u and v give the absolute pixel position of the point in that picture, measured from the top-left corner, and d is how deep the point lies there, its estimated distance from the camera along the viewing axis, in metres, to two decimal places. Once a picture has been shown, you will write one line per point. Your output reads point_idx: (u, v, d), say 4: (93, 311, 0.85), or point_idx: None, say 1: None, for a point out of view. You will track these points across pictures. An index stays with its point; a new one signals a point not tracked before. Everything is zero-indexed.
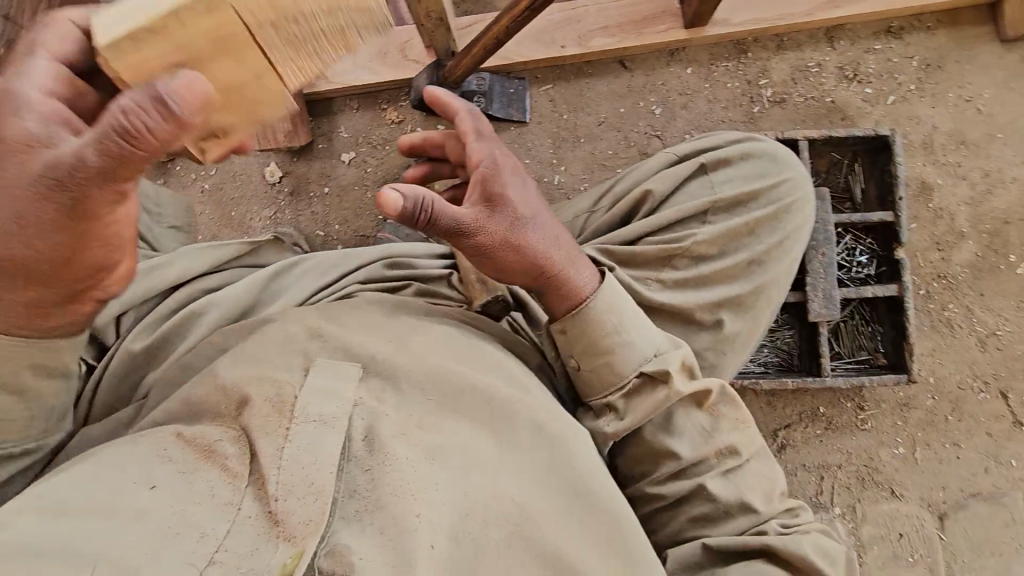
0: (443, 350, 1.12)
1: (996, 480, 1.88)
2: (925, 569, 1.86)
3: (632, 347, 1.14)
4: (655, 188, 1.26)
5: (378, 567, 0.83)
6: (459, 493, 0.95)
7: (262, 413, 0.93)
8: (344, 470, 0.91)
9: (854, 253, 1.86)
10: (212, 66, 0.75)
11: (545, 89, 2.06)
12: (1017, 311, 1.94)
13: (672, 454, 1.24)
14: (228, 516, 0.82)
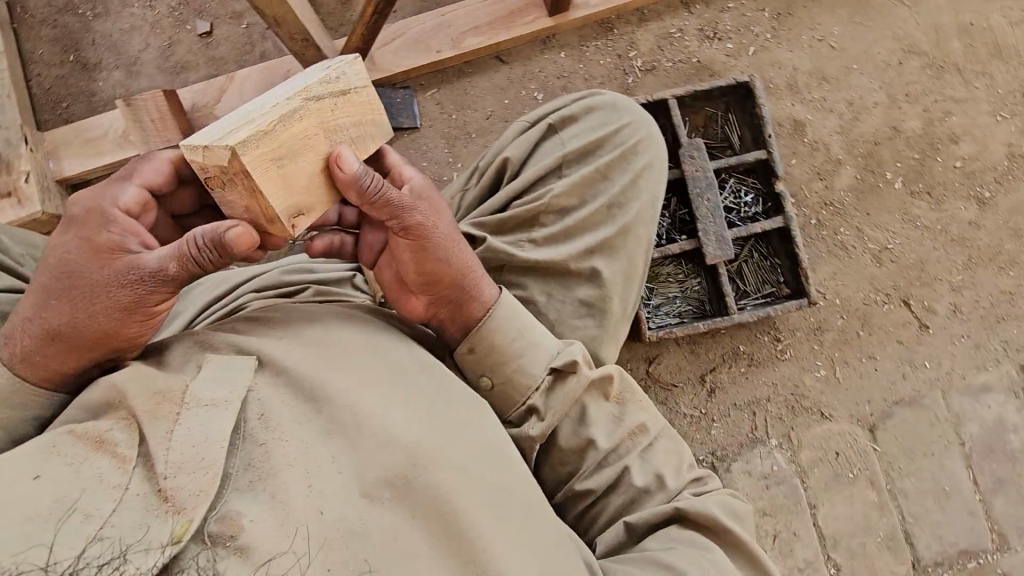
0: (339, 334, 1.11)
1: (914, 384, 1.98)
2: (866, 482, 1.93)
3: (537, 348, 1.20)
4: (511, 154, 1.31)
5: (269, 533, 0.86)
6: (360, 461, 0.96)
7: (146, 399, 0.92)
8: (238, 447, 0.92)
9: (740, 195, 1.97)
10: (300, 162, 0.99)
11: (431, 93, 2.13)
12: (903, 223, 2.06)
13: (590, 445, 1.23)
14: (114, 496, 0.83)
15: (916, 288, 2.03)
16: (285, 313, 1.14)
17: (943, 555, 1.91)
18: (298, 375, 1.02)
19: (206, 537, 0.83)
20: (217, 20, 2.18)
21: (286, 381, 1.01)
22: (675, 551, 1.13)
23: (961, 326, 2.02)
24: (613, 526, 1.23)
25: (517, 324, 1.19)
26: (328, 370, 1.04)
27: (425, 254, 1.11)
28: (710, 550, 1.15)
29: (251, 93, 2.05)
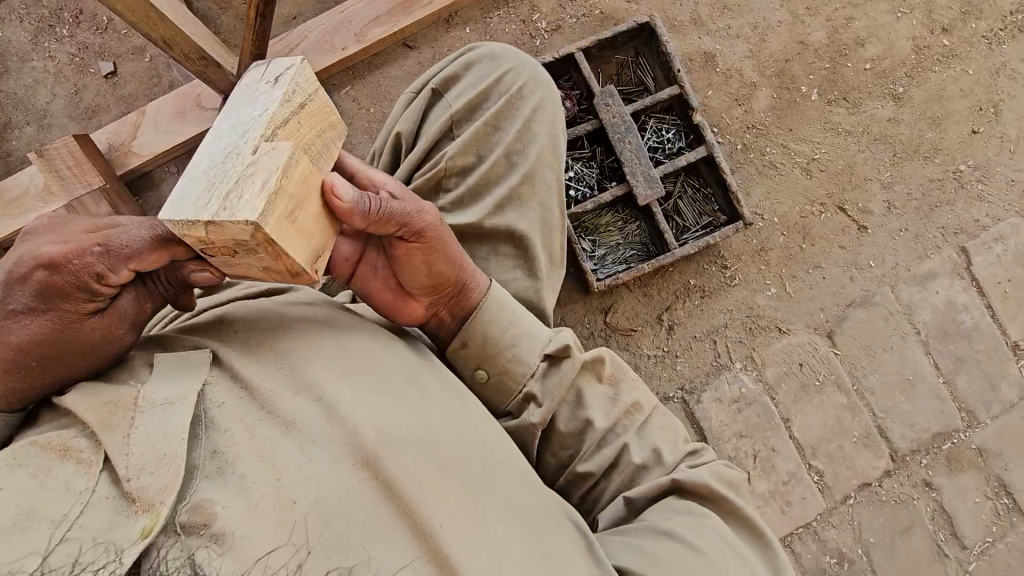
0: (293, 324, 1.05)
1: (863, 284, 2.03)
2: (833, 387, 1.98)
3: (530, 339, 1.22)
4: (403, 127, 1.40)
5: (243, 520, 0.81)
6: (332, 444, 0.91)
7: (98, 409, 0.85)
8: (200, 439, 0.87)
9: (663, 133, 2.00)
10: (306, 206, 0.93)
11: (345, 92, 2.14)
12: (826, 133, 2.10)
13: (588, 426, 1.22)
14: (80, 499, 0.77)
15: (850, 192, 2.08)
16: (240, 309, 1.08)
17: (918, 442, 1.96)
18: (255, 370, 0.97)
19: (178, 529, 0.78)
20: (119, 59, 2.16)
21: (242, 374, 0.96)
22: (674, 520, 1.13)
23: (898, 221, 2.06)
24: (613, 502, 1.22)
25: (507, 316, 1.22)
26: (286, 364, 0.99)
27: (433, 255, 1.13)
28: (710, 520, 1.14)
29: (167, 122, 2.05)
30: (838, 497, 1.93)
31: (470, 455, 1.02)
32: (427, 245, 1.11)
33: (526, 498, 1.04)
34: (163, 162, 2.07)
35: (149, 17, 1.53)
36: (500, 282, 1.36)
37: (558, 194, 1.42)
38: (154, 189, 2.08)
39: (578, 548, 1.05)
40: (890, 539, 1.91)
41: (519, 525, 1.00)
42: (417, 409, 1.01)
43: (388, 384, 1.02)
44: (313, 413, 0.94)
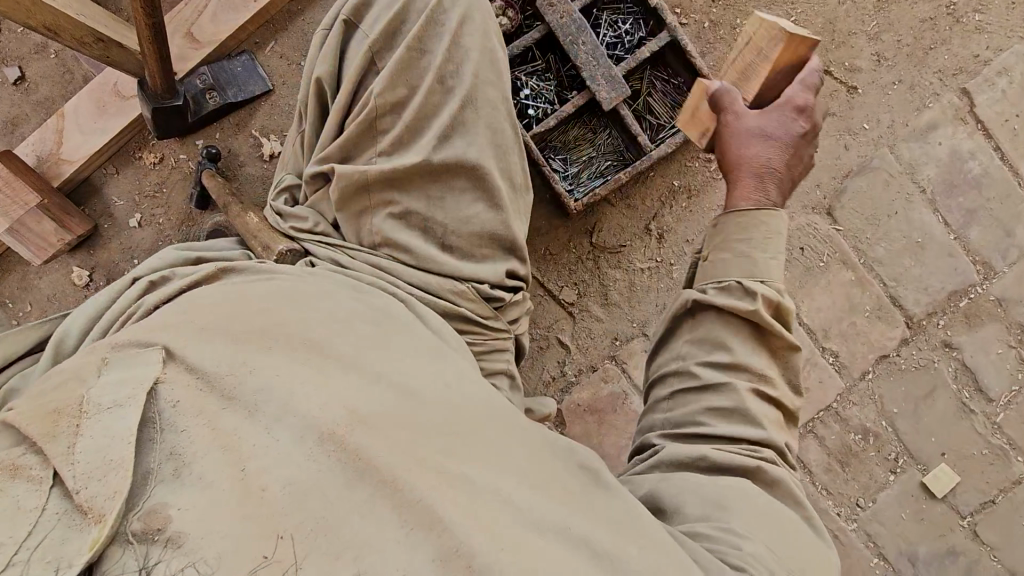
0: (249, 309, 0.97)
1: (859, 150, 1.89)
2: (839, 264, 1.89)
3: (749, 261, 1.20)
4: (322, 72, 1.32)
5: (204, 522, 0.72)
6: (298, 421, 0.82)
7: (40, 422, 0.76)
8: (153, 440, 0.77)
9: (619, 25, 1.80)
10: (696, 109, 1.34)
11: (270, 48, 1.95)
12: None
13: (730, 349, 1.18)
14: (28, 519, 0.67)
15: (833, 52, 1.89)
16: (197, 301, 1.01)
17: (933, 305, 1.89)
18: (207, 355, 0.87)
19: (130, 538, 0.68)
20: (23, 61, 1.98)
21: (195, 363, 0.86)
22: (740, 504, 1.05)
23: (889, 73, 1.89)
24: (694, 417, 1.17)
25: (746, 230, 1.21)
26: (240, 347, 0.90)
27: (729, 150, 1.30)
28: (777, 526, 1.04)
29: (90, 121, 1.90)
30: (857, 375, 1.89)
31: (461, 420, 0.93)
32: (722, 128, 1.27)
33: (525, 450, 0.96)
34: (100, 164, 1.94)
35: (20, 4, 1.35)
36: (463, 219, 1.28)
37: (506, 112, 1.32)
38: (97, 194, 1.95)
39: (589, 492, 0.97)
40: (913, 406, 1.88)
41: (521, 478, 0.91)
42: (393, 376, 0.93)
43: (359, 359, 0.94)
44: (274, 394, 0.84)
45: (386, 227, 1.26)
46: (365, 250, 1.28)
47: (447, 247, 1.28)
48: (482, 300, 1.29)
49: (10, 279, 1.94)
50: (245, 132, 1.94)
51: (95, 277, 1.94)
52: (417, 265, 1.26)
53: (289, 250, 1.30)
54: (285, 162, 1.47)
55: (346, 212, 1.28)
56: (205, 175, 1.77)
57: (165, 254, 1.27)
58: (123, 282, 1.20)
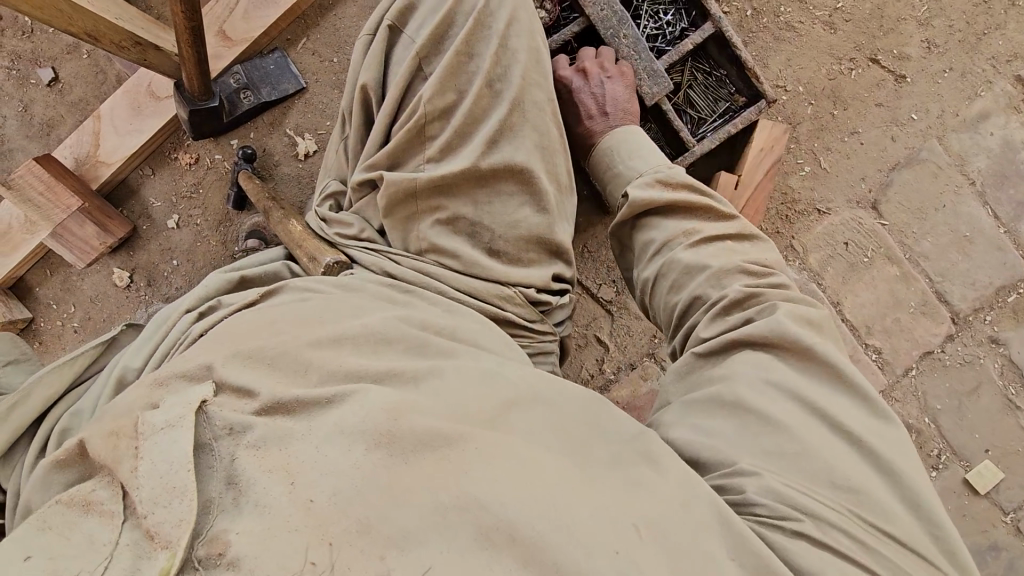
0: (277, 327, 0.98)
1: (906, 142, 1.84)
2: (884, 259, 1.85)
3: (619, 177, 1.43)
4: (366, 80, 1.31)
5: (264, 541, 0.69)
6: (348, 432, 0.80)
7: (105, 442, 0.78)
8: (207, 467, 0.76)
9: (661, 16, 1.76)
10: None
11: (303, 45, 1.93)
12: None
13: (652, 236, 1.26)
14: (103, 553, 0.68)
15: (881, 39, 1.83)
16: (239, 322, 1.02)
17: (980, 300, 1.85)
18: (256, 377, 0.87)
19: (196, 565, 0.68)
20: (56, 62, 1.97)
21: (249, 388, 0.86)
22: (743, 386, 1.00)
23: (940, 61, 1.82)
24: (683, 328, 1.18)
25: (624, 154, 1.43)
26: (283, 372, 0.90)
27: (574, 120, 1.56)
28: (797, 386, 0.98)
29: (126, 123, 1.90)
30: (900, 371, 1.86)
31: (510, 417, 0.91)
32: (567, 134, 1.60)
33: (566, 427, 0.93)
34: (137, 164, 1.94)
35: (62, 11, 1.33)
36: (512, 224, 1.26)
37: (552, 118, 1.31)
38: (135, 195, 1.96)
39: (638, 458, 0.91)
40: (956, 402, 1.86)
41: (569, 460, 0.87)
42: (432, 384, 0.92)
43: (399, 367, 0.93)
44: (325, 416, 0.83)
45: (432, 233, 1.24)
46: (412, 257, 1.25)
47: (494, 252, 1.26)
48: (529, 305, 1.28)
49: (53, 281, 1.97)
50: (280, 131, 1.93)
51: (136, 277, 1.96)
52: (463, 270, 1.23)
53: (337, 262, 1.28)
54: (328, 169, 1.48)
55: (393, 219, 1.27)
56: (243, 176, 1.76)
57: (210, 279, 1.26)
58: (170, 318, 1.19)
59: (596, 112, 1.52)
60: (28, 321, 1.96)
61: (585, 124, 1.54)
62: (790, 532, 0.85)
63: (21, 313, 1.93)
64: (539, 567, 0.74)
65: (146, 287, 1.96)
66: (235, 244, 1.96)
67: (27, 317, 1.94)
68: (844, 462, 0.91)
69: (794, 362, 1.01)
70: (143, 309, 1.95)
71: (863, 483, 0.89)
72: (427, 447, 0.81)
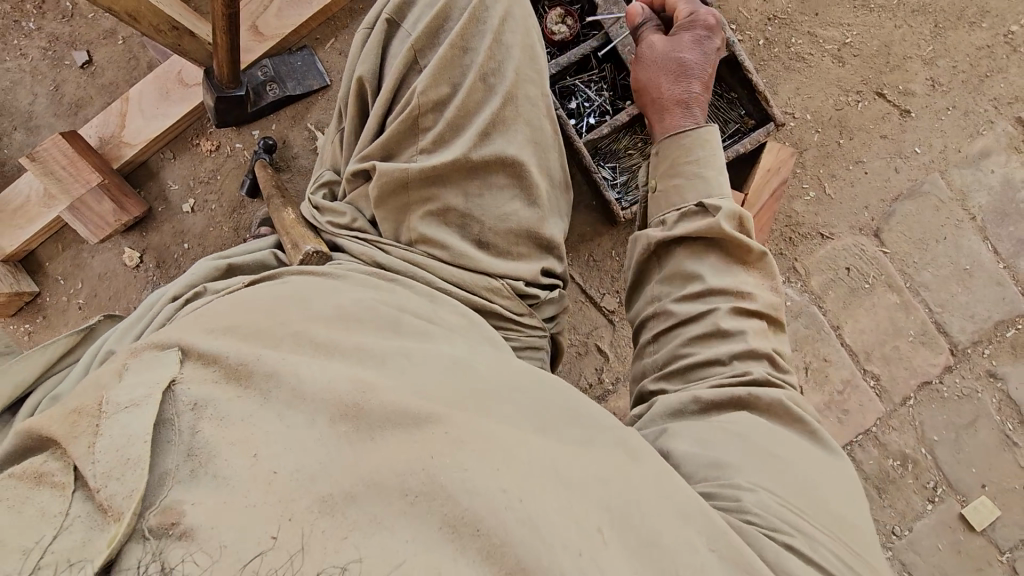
0: (245, 306, 0.93)
1: (909, 174, 1.89)
2: (885, 286, 1.88)
3: (701, 181, 1.21)
4: (361, 73, 1.26)
5: (220, 513, 0.65)
6: (311, 406, 0.77)
7: (63, 421, 0.70)
8: (163, 437, 0.70)
9: None
10: None
11: (331, 46, 2.01)
12: (858, 12, 1.91)
13: (695, 276, 1.15)
14: (53, 524, 0.62)
15: (888, 75, 1.90)
16: (215, 309, 0.95)
17: (978, 333, 1.87)
18: (216, 343, 0.82)
19: (147, 533, 0.62)
20: (92, 46, 2.04)
21: (209, 354, 0.81)
22: (746, 427, 0.98)
23: (944, 99, 1.89)
24: (686, 371, 1.10)
25: (698, 152, 1.24)
26: (245, 341, 0.85)
27: (679, 73, 1.32)
28: (785, 436, 0.99)
29: (153, 106, 1.95)
30: (897, 400, 1.86)
31: (486, 406, 0.84)
32: (659, 69, 1.34)
33: (540, 415, 0.86)
34: (158, 149, 1.99)
35: None
36: (500, 217, 1.19)
37: (546, 113, 1.27)
38: (154, 177, 2.00)
39: (618, 457, 0.84)
40: (953, 434, 1.85)
41: (548, 449, 0.81)
42: (398, 362, 0.87)
43: (368, 351, 0.88)
44: (277, 381, 0.79)
45: (423, 225, 1.16)
46: (400, 245, 1.17)
47: (483, 245, 1.19)
48: (517, 297, 1.19)
49: (63, 257, 1.99)
50: (301, 125, 1.99)
51: (146, 258, 1.98)
52: (452, 261, 1.15)
53: (315, 251, 1.18)
54: (323, 162, 1.40)
55: (384, 211, 1.19)
56: (260, 163, 1.79)
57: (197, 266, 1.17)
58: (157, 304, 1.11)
59: (703, 86, 1.32)
60: (34, 294, 1.97)
61: (689, 87, 1.32)
62: (780, 543, 0.83)
63: (28, 286, 1.95)
64: (506, 565, 0.67)
65: (155, 269, 1.98)
66: (247, 231, 1.99)
67: (36, 290, 1.97)
68: (831, 508, 0.89)
69: (792, 426, 1.01)
70: (151, 290, 1.97)
71: (846, 530, 0.88)
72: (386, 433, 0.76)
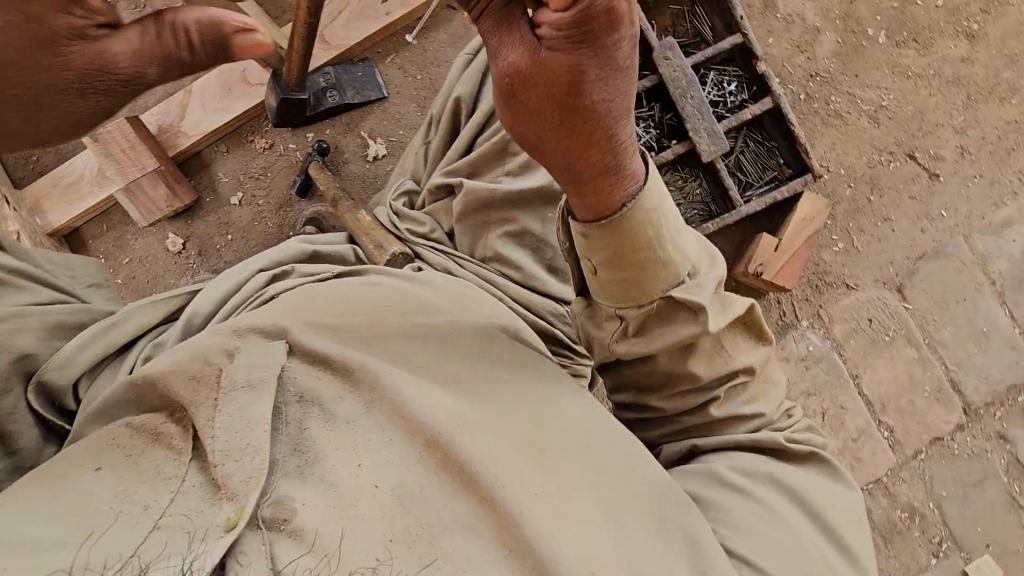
0: (346, 304, 1.00)
1: (934, 235, 1.96)
2: (903, 341, 1.94)
3: (661, 266, 0.97)
4: (461, 93, 1.34)
5: (325, 517, 0.73)
6: (410, 428, 0.83)
7: (184, 385, 0.82)
8: (278, 431, 0.81)
9: (724, 85, 1.92)
10: None
11: (391, 60, 2.10)
12: (895, 78, 2.01)
13: (688, 373, 1.09)
14: (171, 487, 0.74)
15: (920, 139, 1.99)
16: (309, 298, 1.02)
17: (991, 394, 1.93)
18: (327, 343, 0.90)
19: (260, 524, 0.71)
20: None
21: (318, 352, 0.89)
22: (757, 469, 1.09)
23: (972, 167, 1.98)
24: (683, 441, 1.17)
25: (648, 237, 0.93)
26: (349, 342, 0.92)
27: (580, 129, 0.85)
28: (791, 469, 1.12)
29: (215, 101, 2.02)
30: (909, 452, 1.91)
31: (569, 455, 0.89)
32: (558, 130, 0.85)
33: (607, 458, 0.92)
34: (213, 142, 2.04)
35: None
36: None
37: None
38: (205, 168, 2.05)
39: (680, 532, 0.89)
40: (961, 491, 1.89)
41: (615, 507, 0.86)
42: (487, 394, 0.92)
43: (463, 377, 0.93)
44: (384, 394, 0.86)
45: (500, 244, 1.22)
46: (474, 261, 1.24)
47: (555, 270, 1.24)
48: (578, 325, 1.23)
49: (106, 237, 2.02)
50: (355, 132, 2.06)
51: (188, 245, 2.03)
52: (523, 282, 1.21)
53: (401, 253, 1.25)
54: (404, 167, 1.47)
55: (463, 228, 1.26)
56: (315, 166, 1.88)
57: (286, 245, 1.25)
58: (243, 275, 1.19)
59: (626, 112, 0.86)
60: None
61: (602, 144, 0.86)
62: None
63: None
64: None
65: (196, 256, 2.03)
66: (291, 228, 2.04)
67: None
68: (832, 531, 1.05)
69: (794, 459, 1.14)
70: (190, 276, 2.01)
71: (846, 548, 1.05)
72: (471, 477, 0.80)
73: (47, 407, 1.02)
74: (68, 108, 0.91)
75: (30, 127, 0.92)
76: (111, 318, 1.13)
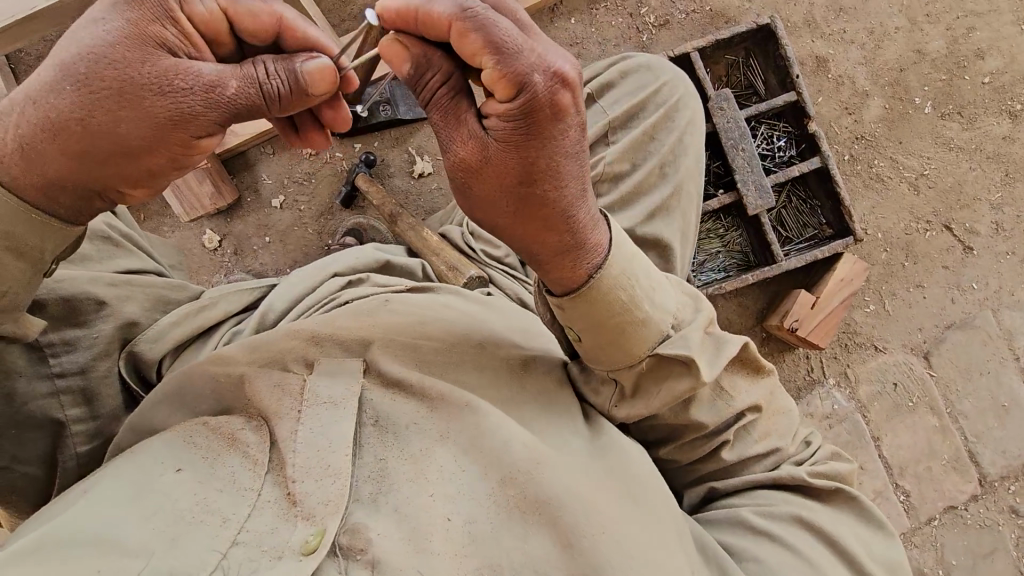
0: (427, 323, 1.01)
1: (964, 306, 2.00)
2: (926, 408, 1.96)
3: (644, 325, 0.93)
4: None
5: (399, 547, 0.81)
6: (484, 465, 0.89)
7: (268, 393, 0.89)
8: (358, 456, 0.87)
9: (774, 140, 1.97)
10: None
11: None
12: (938, 148, 2.05)
13: (694, 424, 1.09)
14: (248, 500, 0.81)
15: (957, 211, 2.03)
16: (384, 310, 1.01)
17: (1008, 469, 1.95)
18: (406, 370, 0.94)
19: (337, 551, 0.79)
20: None
21: (398, 379, 0.92)
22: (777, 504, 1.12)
23: (1005, 243, 2.02)
24: (697, 489, 1.20)
25: (623, 303, 0.91)
26: (424, 365, 0.96)
27: (541, 213, 0.82)
28: (810, 500, 1.14)
29: None
30: (923, 518, 1.92)
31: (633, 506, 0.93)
32: (519, 217, 0.82)
33: (664, 508, 0.96)
34: (260, 143, 2.03)
35: None
36: None
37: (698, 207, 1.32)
38: (250, 168, 2.04)
39: None
40: (971, 562, 1.91)
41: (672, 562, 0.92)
42: (558, 436, 0.96)
43: (535, 417, 0.97)
44: (467, 427, 0.90)
45: None
46: None
47: None
48: None
49: (142, 226, 1.99)
50: (403, 147, 2.07)
51: (224, 243, 2.02)
52: None
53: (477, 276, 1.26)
54: None
55: None
56: (363, 178, 1.86)
57: (361, 249, 1.29)
58: (318, 274, 1.21)
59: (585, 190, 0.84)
60: None
61: (565, 226, 0.83)
62: None
63: None
64: None
65: (231, 255, 2.02)
66: (330, 237, 2.04)
67: None
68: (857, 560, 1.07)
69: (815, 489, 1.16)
70: (224, 274, 2.00)
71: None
72: (546, 522, 0.87)
73: (134, 378, 1.09)
74: (127, 112, 0.74)
75: (85, 136, 0.75)
76: (207, 298, 1.18)
